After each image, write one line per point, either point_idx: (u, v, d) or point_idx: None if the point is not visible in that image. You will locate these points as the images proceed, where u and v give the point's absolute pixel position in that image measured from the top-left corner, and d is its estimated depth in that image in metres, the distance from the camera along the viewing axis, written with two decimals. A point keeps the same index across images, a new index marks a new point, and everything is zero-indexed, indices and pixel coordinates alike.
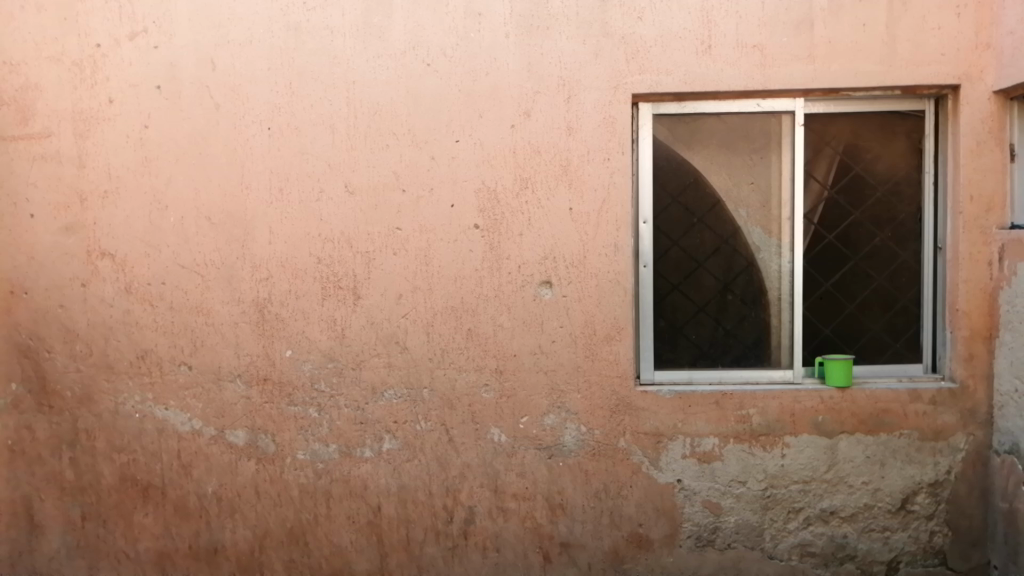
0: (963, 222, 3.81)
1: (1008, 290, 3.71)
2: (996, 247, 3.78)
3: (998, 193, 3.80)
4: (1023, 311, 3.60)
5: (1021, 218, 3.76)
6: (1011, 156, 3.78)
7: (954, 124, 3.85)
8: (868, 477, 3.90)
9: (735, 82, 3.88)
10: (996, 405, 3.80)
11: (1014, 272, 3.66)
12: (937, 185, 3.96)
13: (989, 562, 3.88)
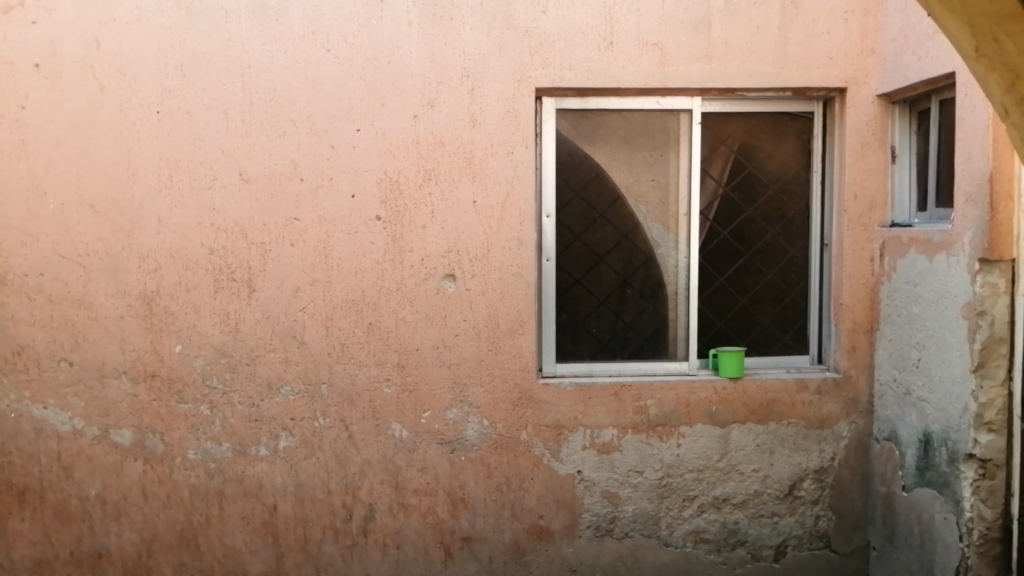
0: (848, 220, 4.01)
1: (888, 285, 3.92)
2: (877, 244, 3.98)
3: (880, 192, 4.00)
4: (900, 305, 3.80)
5: (900, 216, 3.98)
6: (893, 157, 3.99)
7: (841, 126, 4.05)
8: (758, 465, 4.06)
9: (636, 79, 3.96)
10: (876, 395, 4.01)
11: (893, 268, 3.87)
12: (825, 184, 4.16)
13: (869, 543, 4.10)
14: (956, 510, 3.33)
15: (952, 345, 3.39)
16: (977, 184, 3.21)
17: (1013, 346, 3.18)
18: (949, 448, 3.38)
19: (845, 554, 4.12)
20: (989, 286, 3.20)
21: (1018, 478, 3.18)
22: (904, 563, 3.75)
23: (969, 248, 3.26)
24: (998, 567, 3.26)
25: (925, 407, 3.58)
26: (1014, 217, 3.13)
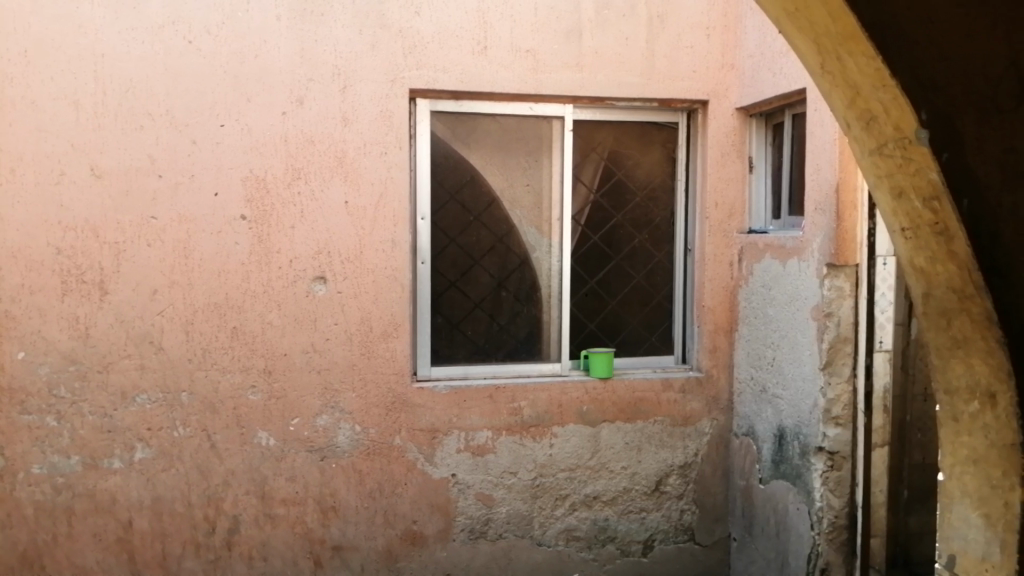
0: (710, 226, 4.20)
1: (745, 288, 4.13)
2: (736, 249, 4.19)
3: (739, 200, 4.21)
4: (756, 306, 4.01)
5: (757, 223, 4.20)
6: (751, 167, 4.21)
7: (703, 136, 4.24)
8: (627, 462, 4.19)
9: (509, 84, 3.99)
10: (735, 392, 4.22)
11: (750, 272, 4.08)
12: (688, 191, 4.34)
13: (730, 534, 4.31)
14: (808, 500, 3.54)
15: (803, 345, 3.61)
16: (825, 194, 3.43)
17: (857, 345, 3.42)
18: (801, 442, 3.60)
19: (707, 546, 4.31)
20: (836, 289, 3.42)
21: (862, 468, 3.41)
22: (762, 552, 3.96)
23: (818, 253, 3.48)
24: (845, 552, 3.48)
25: (779, 403, 3.79)
26: (857, 225, 3.37)
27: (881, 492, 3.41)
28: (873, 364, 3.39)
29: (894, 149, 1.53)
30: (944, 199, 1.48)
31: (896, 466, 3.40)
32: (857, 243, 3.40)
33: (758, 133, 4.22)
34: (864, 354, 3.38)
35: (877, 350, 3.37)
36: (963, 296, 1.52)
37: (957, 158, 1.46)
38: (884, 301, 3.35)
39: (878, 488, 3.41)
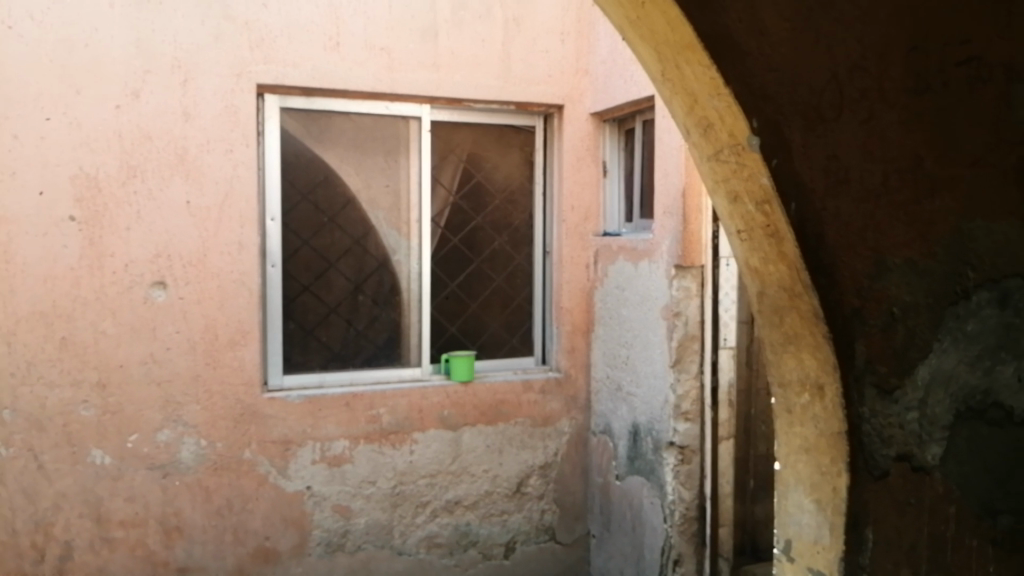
0: (567, 229, 4.27)
1: (601, 289, 4.24)
2: (592, 252, 4.29)
3: (594, 204, 4.31)
4: (611, 306, 4.12)
5: (611, 226, 4.31)
6: (605, 171, 4.32)
7: (560, 140, 4.31)
8: (488, 465, 4.19)
9: (363, 82, 3.90)
10: (593, 391, 4.31)
11: (605, 274, 4.19)
12: (546, 195, 4.41)
13: (589, 532, 4.39)
14: (661, 494, 3.64)
15: (654, 343, 3.73)
16: (672, 198, 3.56)
17: (704, 342, 3.55)
18: (654, 438, 3.71)
19: (567, 544, 4.38)
20: (684, 289, 3.55)
21: (711, 460, 3.54)
22: (619, 547, 4.07)
23: (666, 255, 3.61)
24: (695, 543, 3.59)
25: (633, 401, 3.90)
26: (703, 226, 3.51)
27: (727, 482, 3.57)
28: (720, 361, 3.55)
29: (730, 155, 1.58)
30: (774, 203, 1.55)
31: (741, 457, 3.58)
32: (703, 244, 3.54)
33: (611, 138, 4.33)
34: (710, 350, 3.53)
35: (723, 348, 3.54)
36: (792, 294, 1.61)
37: (786, 164, 1.53)
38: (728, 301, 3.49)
39: (725, 479, 3.56)
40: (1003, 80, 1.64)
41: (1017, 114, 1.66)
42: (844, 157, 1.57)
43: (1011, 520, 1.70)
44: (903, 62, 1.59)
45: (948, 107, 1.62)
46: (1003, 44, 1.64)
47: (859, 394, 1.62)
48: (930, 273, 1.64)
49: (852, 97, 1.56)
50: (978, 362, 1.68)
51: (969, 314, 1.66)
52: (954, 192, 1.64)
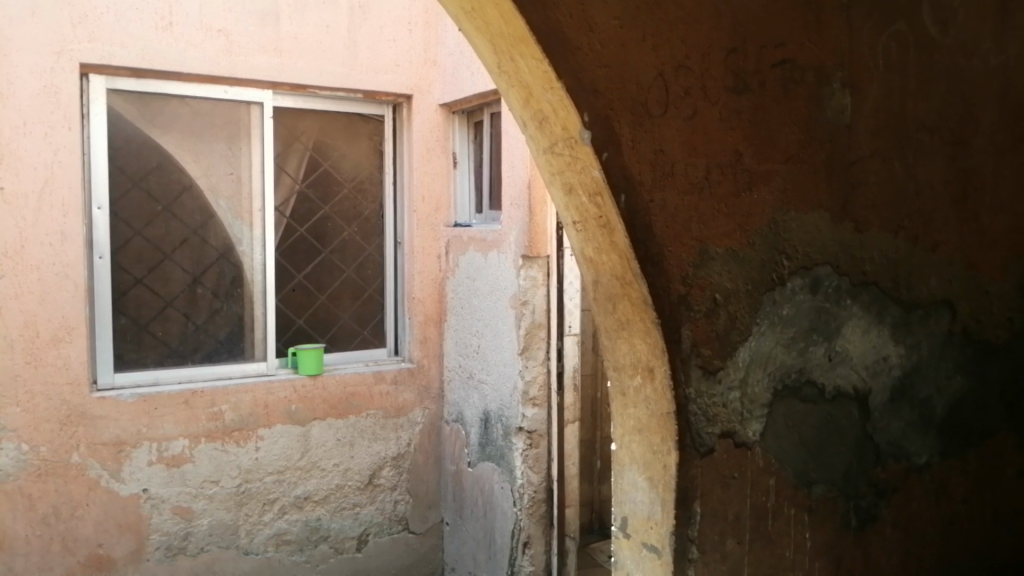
0: (417, 219, 4.26)
1: (452, 280, 4.25)
2: (443, 242, 4.30)
3: (444, 194, 4.32)
4: (462, 295, 4.14)
5: (462, 217, 4.34)
6: (454, 164, 4.33)
7: (408, 129, 4.29)
8: (338, 459, 4.13)
9: (199, 65, 3.73)
10: (445, 380, 4.34)
11: (456, 264, 4.20)
12: (395, 185, 4.39)
13: (443, 519, 4.43)
14: (512, 479, 3.70)
15: (503, 332, 3.77)
16: (518, 190, 3.62)
17: (550, 330, 3.63)
18: (504, 424, 3.77)
19: (421, 533, 4.39)
20: (530, 279, 3.62)
21: (557, 443, 3.62)
22: (471, 533, 4.12)
23: (514, 246, 3.67)
24: (544, 524, 3.67)
25: (484, 388, 3.95)
26: (546, 219, 3.57)
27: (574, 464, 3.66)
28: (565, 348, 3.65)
29: (564, 148, 1.63)
30: (605, 195, 1.60)
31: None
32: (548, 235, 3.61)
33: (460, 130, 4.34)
34: (556, 338, 3.61)
35: (568, 335, 3.64)
36: (624, 282, 1.67)
37: (616, 157, 1.58)
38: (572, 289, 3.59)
39: (571, 461, 3.65)
40: (812, 83, 1.78)
41: (825, 115, 1.80)
42: (670, 152, 1.64)
43: (823, 487, 1.87)
44: (724, 62, 1.68)
45: (764, 106, 1.73)
46: (811, 49, 1.77)
47: (686, 374, 1.69)
48: (749, 261, 1.74)
49: (677, 95, 1.63)
50: (792, 343, 1.82)
51: (785, 299, 1.79)
52: (769, 186, 1.75)
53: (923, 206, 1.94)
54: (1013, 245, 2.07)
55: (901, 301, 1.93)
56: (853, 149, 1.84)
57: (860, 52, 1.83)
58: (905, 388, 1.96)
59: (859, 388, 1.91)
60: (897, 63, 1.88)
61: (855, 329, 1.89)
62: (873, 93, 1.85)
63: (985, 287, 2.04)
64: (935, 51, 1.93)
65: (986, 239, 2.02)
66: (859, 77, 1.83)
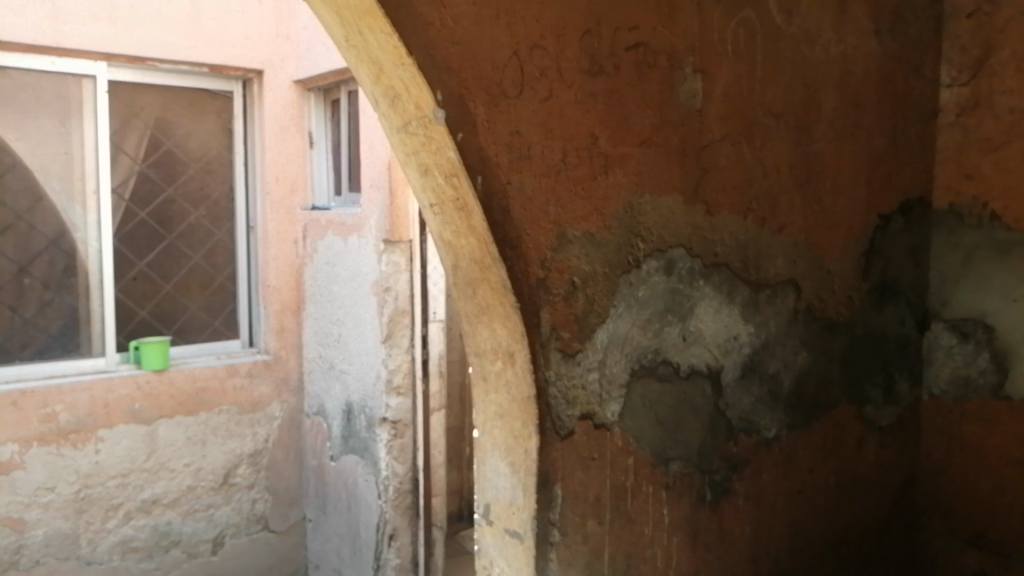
0: (271, 203, 4.10)
1: (310, 266, 4.11)
2: (300, 227, 4.15)
3: (301, 176, 4.14)
4: (320, 282, 4.02)
5: (320, 200, 4.19)
6: (311, 143, 4.15)
7: (260, 107, 4.10)
8: (189, 459, 3.91)
9: (21, 33, 3.39)
10: (305, 371, 4.20)
11: (314, 250, 4.06)
12: (247, 166, 4.20)
13: (305, 516, 4.31)
14: (375, 471, 3.61)
15: (365, 320, 3.66)
16: (378, 171, 3.52)
17: (413, 317, 3.56)
18: (367, 415, 3.67)
19: (282, 531, 4.24)
20: (392, 264, 3.54)
21: (421, 433, 3.57)
22: (335, 528, 4.01)
23: (374, 230, 3.57)
24: (410, 515, 3.61)
25: (345, 378, 3.84)
26: (408, 202, 3.50)
27: (440, 452, 3.63)
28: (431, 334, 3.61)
29: (417, 127, 1.56)
30: (461, 177, 1.55)
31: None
32: (410, 219, 3.55)
33: (316, 108, 4.16)
34: (420, 325, 3.55)
35: (432, 321, 3.58)
36: (483, 266, 1.64)
37: (472, 138, 1.53)
38: (436, 275, 3.56)
39: (438, 450, 3.61)
40: (664, 67, 1.79)
41: (677, 99, 1.82)
42: (526, 134, 1.61)
43: (679, 463, 1.91)
44: (579, 43, 1.66)
45: (618, 89, 1.73)
46: (663, 33, 1.79)
47: (545, 358, 1.67)
48: (607, 244, 1.74)
49: (532, 75, 1.60)
50: (648, 325, 1.84)
51: (641, 281, 1.81)
52: (625, 169, 1.76)
53: (770, 189, 2.00)
54: (850, 226, 2.18)
55: (750, 281, 1.99)
56: (704, 134, 1.87)
57: (711, 38, 1.86)
58: (754, 365, 2.03)
59: (712, 365, 1.96)
60: (745, 50, 1.93)
61: (707, 309, 1.93)
62: (722, 78, 1.89)
63: (826, 266, 2.14)
64: (779, 39, 1.99)
65: (826, 220, 2.12)
66: (709, 62, 1.87)
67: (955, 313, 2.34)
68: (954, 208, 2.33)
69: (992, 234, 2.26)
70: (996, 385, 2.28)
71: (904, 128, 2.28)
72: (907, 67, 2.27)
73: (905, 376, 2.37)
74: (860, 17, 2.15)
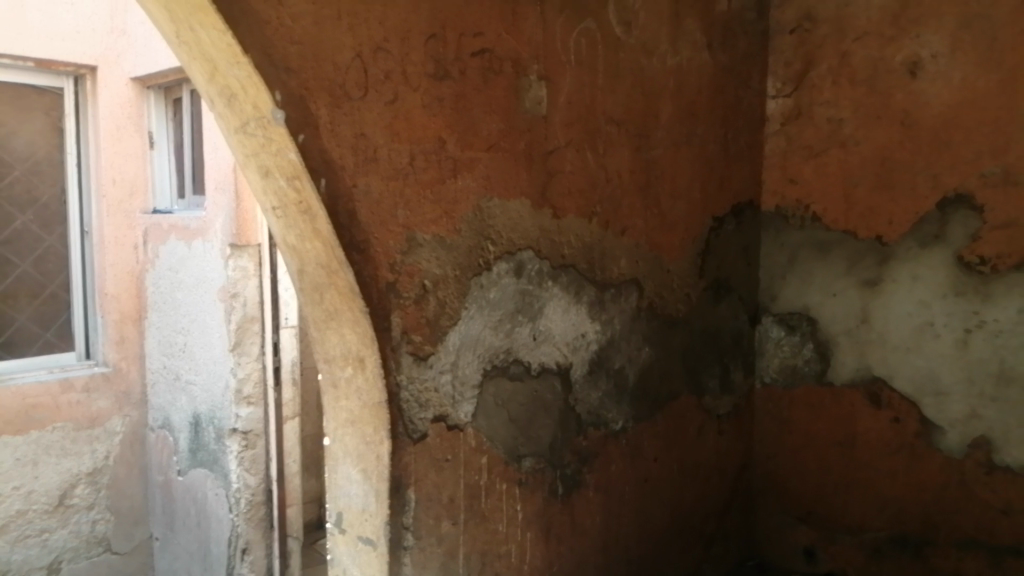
0: (107, 206, 3.88)
1: (151, 273, 3.93)
2: (140, 232, 3.96)
3: (138, 176, 3.95)
4: (162, 289, 3.85)
5: (161, 203, 4.00)
6: (151, 143, 3.96)
7: (94, 105, 3.87)
8: (19, 481, 3.63)
9: None
10: (148, 384, 4.01)
11: (155, 255, 3.88)
12: (80, 165, 3.95)
13: (152, 535, 4.10)
14: (225, 484, 3.49)
15: (212, 328, 3.52)
16: (224, 174, 3.36)
17: (263, 324, 3.45)
18: (215, 427, 3.54)
19: (125, 553, 4.02)
20: (240, 269, 3.40)
21: (274, 442, 3.47)
22: (184, 546, 3.84)
23: (220, 234, 3.41)
24: (264, 527, 3.51)
25: (191, 390, 3.69)
26: (255, 206, 3.36)
27: (294, 462, 3.55)
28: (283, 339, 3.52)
29: (256, 128, 1.51)
30: (303, 180, 1.51)
31: (307, 434, 3.56)
32: (257, 223, 3.41)
33: (156, 106, 3.97)
34: (271, 332, 3.44)
35: (284, 328, 3.49)
36: (329, 270, 1.60)
37: (314, 140, 1.49)
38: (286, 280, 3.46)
39: (292, 459, 3.54)
40: (510, 74, 1.81)
41: (523, 106, 1.86)
42: (372, 137, 1.58)
43: (531, 460, 1.95)
44: (424, 47, 1.65)
45: (465, 94, 1.73)
46: (508, 40, 1.80)
47: (396, 362, 1.65)
48: (457, 247, 1.74)
49: (377, 78, 1.57)
50: (499, 325, 1.86)
51: (491, 284, 1.83)
52: (473, 173, 1.76)
53: (613, 194, 2.09)
54: (688, 229, 2.31)
55: (596, 282, 2.07)
56: (549, 139, 1.92)
57: (554, 46, 1.91)
58: (601, 361, 2.12)
59: (561, 364, 2.02)
60: (587, 59, 1.99)
61: (556, 309, 1.99)
62: (566, 86, 1.94)
63: (666, 266, 2.26)
64: (620, 50, 2.07)
65: (665, 222, 2.24)
66: (553, 70, 1.91)
67: (783, 307, 2.53)
68: (780, 210, 2.52)
69: (814, 234, 2.46)
70: (820, 372, 2.47)
71: (735, 135, 2.43)
72: (738, 78, 2.41)
73: (741, 367, 2.54)
74: (695, 31, 2.27)
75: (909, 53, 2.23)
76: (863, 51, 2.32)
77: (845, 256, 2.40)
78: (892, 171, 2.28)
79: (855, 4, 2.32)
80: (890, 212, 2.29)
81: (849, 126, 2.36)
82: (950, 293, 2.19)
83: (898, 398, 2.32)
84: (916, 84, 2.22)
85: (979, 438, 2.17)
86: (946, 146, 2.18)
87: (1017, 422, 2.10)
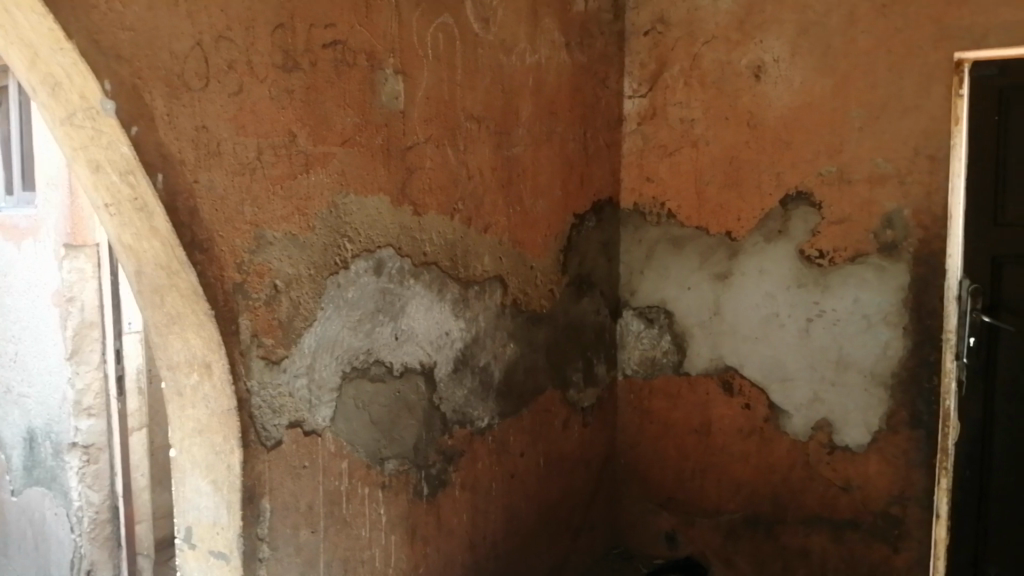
0: None
1: None
2: None
3: None
4: None
5: None
6: None
7: None
8: None
9: None
10: None
11: None
12: None
13: None
14: (66, 502, 3.26)
15: (44, 337, 3.24)
16: (54, 169, 3.11)
17: (104, 330, 3.21)
18: (52, 442, 3.27)
19: None
20: (78, 272, 3.15)
21: (119, 456, 3.26)
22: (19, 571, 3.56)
23: (52, 234, 3.15)
24: (110, 546, 3.30)
25: (25, 403, 3.41)
26: (86, 202, 3.10)
27: (142, 476, 3.32)
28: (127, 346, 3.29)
29: (84, 120, 1.38)
30: (138, 175, 1.40)
31: (157, 444, 3.35)
32: (90, 221, 3.15)
33: None
34: (113, 340, 3.22)
35: (128, 333, 3.26)
36: (170, 271, 1.50)
37: (149, 133, 1.39)
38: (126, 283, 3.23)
39: (140, 473, 3.31)
40: (364, 67, 1.76)
41: (379, 100, 1.80)
42: (214, 130, 1.49)
43: (395, 462, 1.90)
44: (271, 37, 1.57)
45: (316, 87, 1.67)
46: (362, 33, 1.75)
47: (246, 366, 1.57)
48: (311, 245, 1.67)
49: (218, 68, 1.49)
50: (358, 326, 1.79)
51: (349, 282, 1.76)
52: (326, 167, 1.70)
53: (474, 190, 2.06)
54: (549, 225, 2.33)
55: (459, 279, 2.04)
56: (408, 135, 1.88)
57: (410, 40, 1.86)
58: (466, 358, 2.09)
59: (424, 363, 1.97)
60: (445, 54, 1.96)
61: (419, 307, 1.94)
62: (423, 81, 1.90)
63: (529, 262, 2.26)
64: (478, 46, 2.05)
65: (526, 218, 2.24)
66: (410, 64, 1.87)
67: (642, 301, 2.60)
68: (638, 207, 2.59)
69: (669, 229, 2.54)
70: (677, 363, 2.55)
71: (594, 134, 2.47)
72: (595, 78, 2.45)
73: (603, 360, 2.59)
74: (553, 30, 2.28)
75: (754, 57, 2.34)
76: (711, 55, 2.42)
77: (698, 251, 2.49)
78: (739, 170, 2.39)
79: (704, 9, 2.41)
80: (738, 209, 2.40)
81: (700, 126, 2.45)
82: (794, 285, 2.32)
83: (748, 385, 2.43)
84: (760, 87, 2.33)
85: (822, 421, 2.31)
86: (787, 146, 2.30)
87: (855, 404, 2.25)
